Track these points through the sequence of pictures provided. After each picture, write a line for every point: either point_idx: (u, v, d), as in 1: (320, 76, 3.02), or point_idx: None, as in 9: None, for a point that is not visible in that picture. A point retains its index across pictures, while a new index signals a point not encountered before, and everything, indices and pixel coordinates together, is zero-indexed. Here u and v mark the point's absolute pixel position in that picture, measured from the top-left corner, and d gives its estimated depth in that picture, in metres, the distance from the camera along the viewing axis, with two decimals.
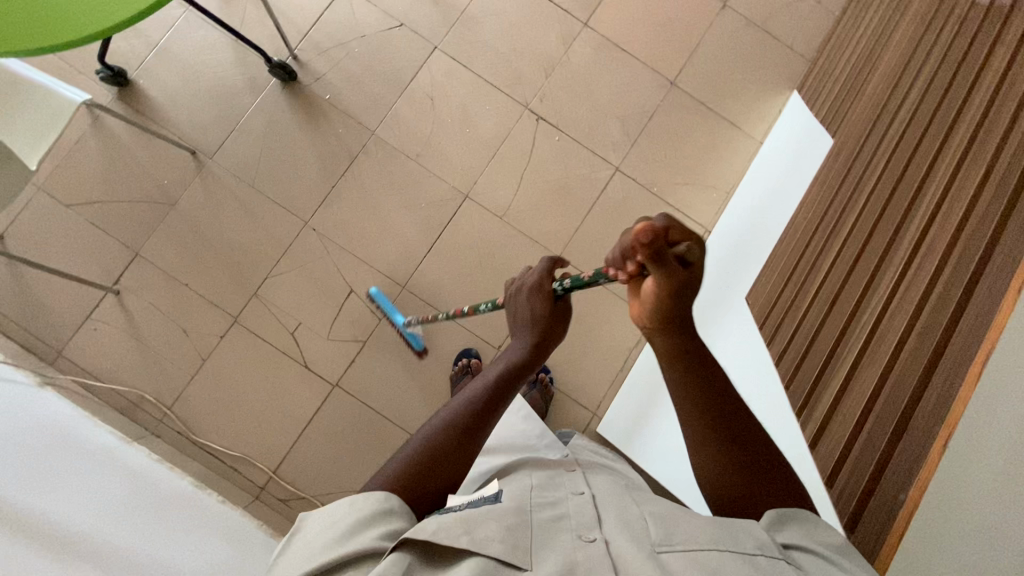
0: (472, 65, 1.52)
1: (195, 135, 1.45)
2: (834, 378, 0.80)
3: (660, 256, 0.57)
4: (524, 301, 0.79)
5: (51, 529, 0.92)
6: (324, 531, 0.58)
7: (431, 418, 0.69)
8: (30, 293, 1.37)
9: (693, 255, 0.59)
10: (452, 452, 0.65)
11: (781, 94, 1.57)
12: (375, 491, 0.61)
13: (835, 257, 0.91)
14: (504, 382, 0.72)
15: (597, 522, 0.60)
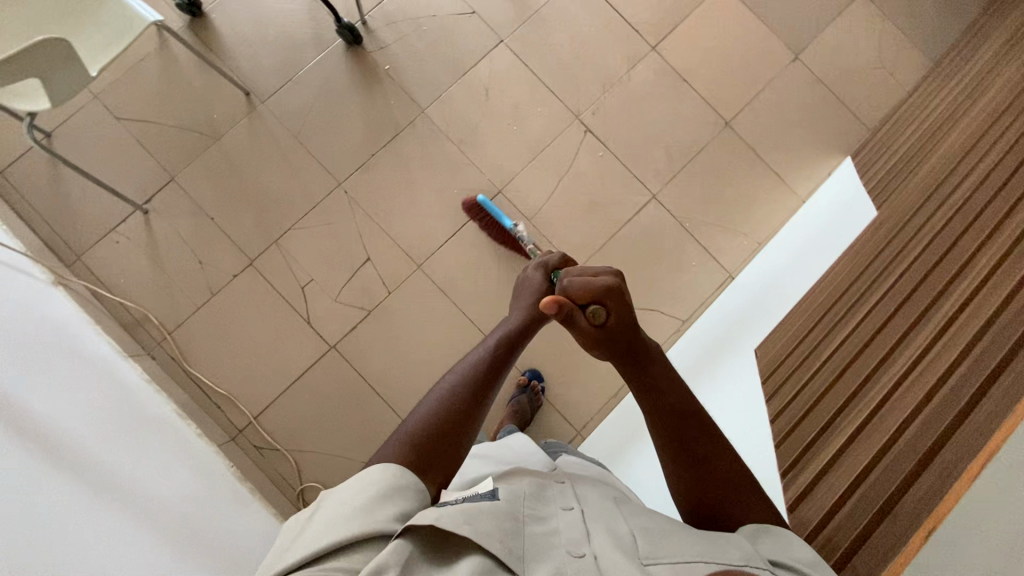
0: (534, 65, 1.53)
1: (253, 76, 1.47)
2: (825, 449, 0.78)
3: (570, 317, 0.67)
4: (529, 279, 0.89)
5: (27, 422, 0.96)
6: (339, 509, 0.58)
7: (441, 380, 0.75)
8: (64, 195, 1.40)
9: (601, 317, 0.68)
10: (458, 420, 0.69)
11: (833, 157, 1.55)
12: (385, 468, 0.63)
13: (851, 328, 0.89)
14: (503, 355, 0.78)
15: (585, 533, 0.63)
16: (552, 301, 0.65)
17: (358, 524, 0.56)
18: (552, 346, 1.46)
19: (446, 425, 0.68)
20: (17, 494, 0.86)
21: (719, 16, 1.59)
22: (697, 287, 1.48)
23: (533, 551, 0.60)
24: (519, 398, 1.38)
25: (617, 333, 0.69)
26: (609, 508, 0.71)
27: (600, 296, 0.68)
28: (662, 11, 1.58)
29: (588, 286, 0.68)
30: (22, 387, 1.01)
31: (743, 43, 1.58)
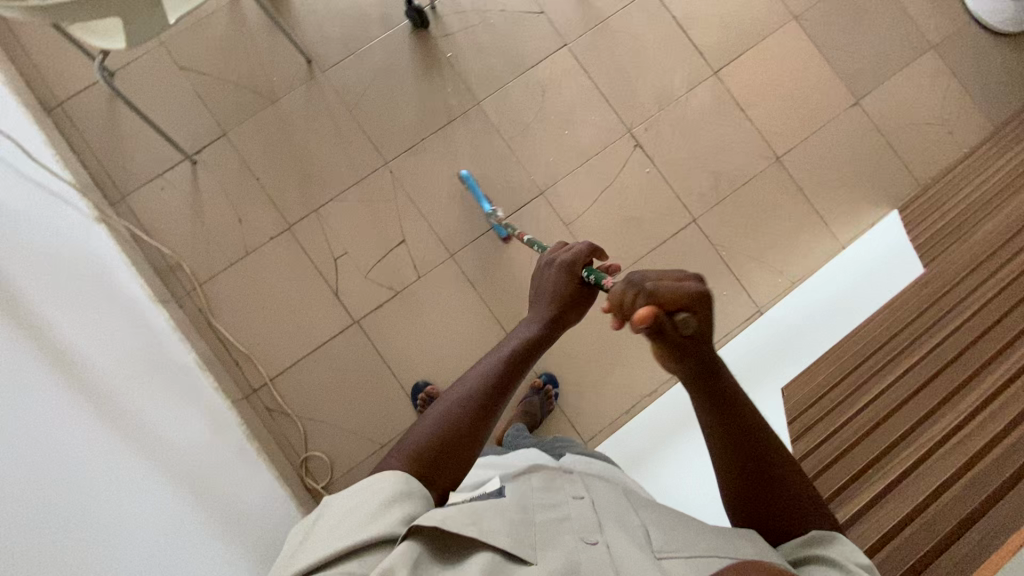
0: (594, 74, 1.53)
1: (317, 45, 1.48)
2: (854, 499, 0.76)
3: (658, 327, 0.59)
4: (551, 275, 0.84)
5: (53, 346, 0.99)
6: (341, 516, 0.57)
7: (448, 392, 0.70)
8: (117, 133, 1.42)
9: (689, 325, 0.60)
10: (468, 433, 0.66)
11: (880, 208, 1.53)
12: (388, 473, 0.60)
13: (894, 378, 0.86)
14: (518, 363, 0.74)
15: (596, 523, 0.66)
16: (646, 314, 0.57)
17: (361, 531, 0.55)
18: (571, 354, 1.46)
19: (455, 438, 0.65)
20: (47, 422, 0.89)
21: (785, 51, 1.58)
22: (725, 317, 1.47)
23: (546, 535, 0.63)
24: (530, 399, 1.38)
25: (698, 340, 0.63)
26: (620, 504, 0.73)
27: (689, 301, 0.60)
28: (730, 37, 1.57)
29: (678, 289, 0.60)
30: (62, 320, 1.04)
31: (806, 80, 1.57)
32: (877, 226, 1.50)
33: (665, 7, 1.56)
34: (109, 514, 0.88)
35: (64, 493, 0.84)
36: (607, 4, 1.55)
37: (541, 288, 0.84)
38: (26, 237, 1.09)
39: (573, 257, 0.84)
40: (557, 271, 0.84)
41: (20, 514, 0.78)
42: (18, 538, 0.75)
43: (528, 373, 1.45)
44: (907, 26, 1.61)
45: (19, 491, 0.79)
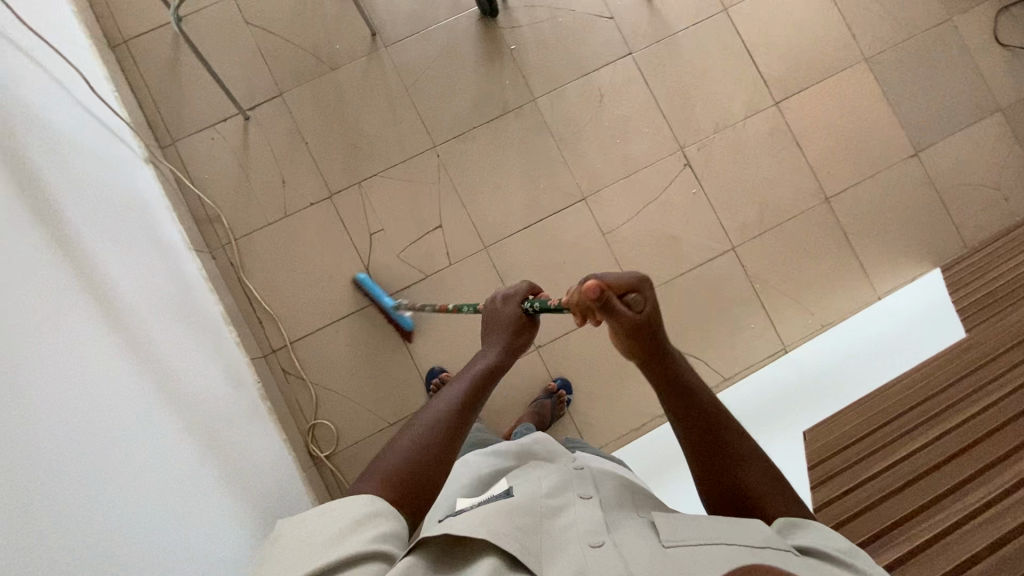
0: (654, 87, 1.51)
1: (384, 19, 1.47)
2: (876, 556, 0.74)
3: (606, 302, 0.69)
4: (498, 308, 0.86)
5: (96, 274, 1.00)
6: (321, 534, 0.54)
7: (413, 421, 0.67)
8: (176, 79, 1.43)
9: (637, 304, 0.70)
10: (440, 453, 0.64)
11: (922, 264, 1.51)
12: (364, 494, 0.59)
13: (934, 440, 0.83)
14: (480, 386, 0.74)
15: (603, 524, 0.64)
16: (592, 283, 0.68)
17: (346, 545, 0.52)
18: (590, 363, 1.45)
19: (427, 463, 0.63)
20: (91, 358, 0.89)
21: (851, 91, 1.55)
22: (749, 349, 1.46)
23: (551, 542, 0.62)
24: (542, 401, 1.38)
25: (647, 325, 0.71)
26: (628, 506, 0.72)
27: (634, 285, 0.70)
28: (797, 70, 1.54)
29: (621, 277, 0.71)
30: (108, 259, 1.05)
31: (867, 124, 1.55)
32: (917, 282, 1.48)
33: (736, 29, 1.54)
34: (140, 457, 0.89)
35: (104, 430, 0.84)
36: (678, 19, 1.53)
37: (491, 320, 0.86)
38: (83, 171, 1.09)
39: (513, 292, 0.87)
40: (502, 304, 0.86)
41: (68, 444, 0.78)
42: (66, 468, 0.76)
43: (544, 375, 1.44)
44: (979, 84, 1.57)
45: (68, 422, 0.79)
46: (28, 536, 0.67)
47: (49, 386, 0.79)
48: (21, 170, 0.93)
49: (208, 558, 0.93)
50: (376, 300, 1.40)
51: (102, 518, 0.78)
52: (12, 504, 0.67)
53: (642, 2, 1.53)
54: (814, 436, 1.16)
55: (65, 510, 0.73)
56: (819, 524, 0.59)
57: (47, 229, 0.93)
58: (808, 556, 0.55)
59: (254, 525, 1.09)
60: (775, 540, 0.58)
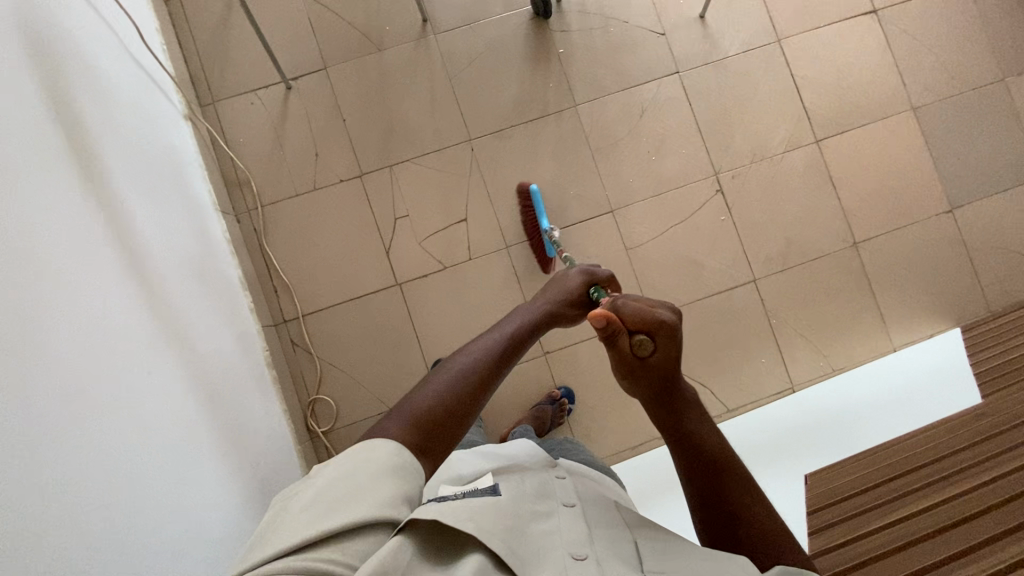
0: (697, 109, 1.50)
1: (437, 5, 1.47)
2: None
3: (613, 335, 0.68)
4: (565, 280, 0.89)
5: (126, 224, 1.00)
6: (333, 491, 0.53)
7: (456, 356, 0.70)
8: (224, 39, 1.44)
9: (643, 348, 0.68)
10: (468, 400, 0.66)
11: (941, 321, 1.49)
12: (384, 441, 0.59)
13: (937, 502, 0.82)
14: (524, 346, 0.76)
15: (585, 537, 0.65)
16: (602, 314, 0.66)
17: (359, 509, 0.52)
18: (596, 375, 1.44)
19: (452, 406, 0.64)
20: (114, 311, 0.90)
21: (894, 139, 1.53)
22: (755, 384, 1.45)
23: (534, 548, 0.62)
24: (543, 406, 1.38)
25: (653, 368, 0.69)
26: (611, 521, 0.72)
27: (652, 329, 0.67)
28: (843, 111, 1.53)
29: (640, 313, 0.67)
30: (141, 212, 1.06)
31: (906, 174, 1.53)
32: (933, 339, 1.47)
33: (786, 62, 1.53)
34: (148, 414, 0.90)
35: (114, 379, 0.85)
36: (730, 44, 1.52)
37: (556, 286, 0.89)
38: (126, 122, 1.10)
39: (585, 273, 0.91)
40: (572, 278, 0.90)
41: (84, 395, 0.79)
42: (80, 419, 0.77)
43: (548, 381, 1.44)
44: None
45: (88, 372, 0.80)
46: (39, 482, 0.68)
47: (71, 335, 0.80)
48: (70, 117, 0.94)
49: (203, 521, 0.95)
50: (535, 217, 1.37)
51: (109, 471, 0.78)
52: (26, 451, 0.68)
53: (696, 23, 1.52)
54: (814, 485, 1.16)
55: (75, 459, 0.74)
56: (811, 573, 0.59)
57: (88, 178, 0.94)
58: None
59: (248, 493, 1.10)
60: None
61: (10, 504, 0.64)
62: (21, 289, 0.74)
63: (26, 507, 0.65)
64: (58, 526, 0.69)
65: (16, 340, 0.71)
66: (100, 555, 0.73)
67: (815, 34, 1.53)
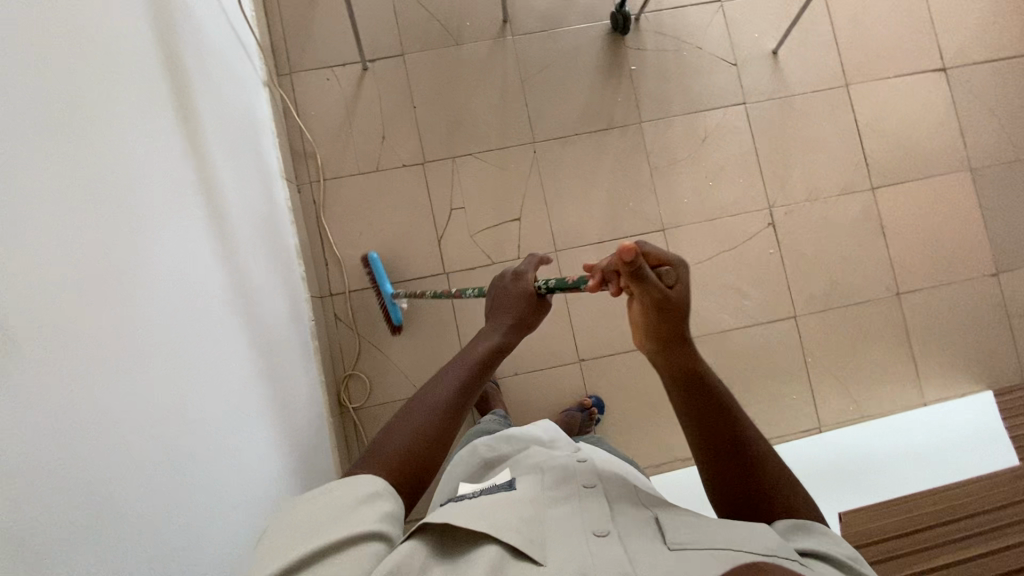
0: (759, 141, 1.52)
1: (518, 9, 1.50)
2: None
3: (638, 273, 0.64)
4: (507, 284, 0.86)
5: (213, 180, 1.03)
6: (318, 515, 0.55)
7: (411, 403, 0.69)
8: (310, 14, 1.47)
9: (669, 276, 0.66)
10: (436, 440, 0.65)
11: (976, 383, 1.49)
12: (362, 476, 0.60)
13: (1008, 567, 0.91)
14: (484, 365, 0.75)
15: (608, 514, 0.66)
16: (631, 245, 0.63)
17: (346, 526, 0.53)
18: (626, 388, 1.46)
19: (423, 453, 0.64)
20: (196, 259, 0.92)
21: (948, 196, 1.54)
22: (784, 419, 1.46)
23: (555, 529, 0.63)
24: (573, 411, 1.39)
25: (675, 307, 0.68)
26: (631, 496, 0.72)
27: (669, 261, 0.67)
28: (901, 162, 1.54)
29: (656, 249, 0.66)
30: (224, 167, 1.08)
31: (956, 232, 1.54)
32: (965, 399, 1.47)
33: (852, 107, 1.55)
34: (217, 365, 0.92)
35: (194, 327, 0.87)
36: (800, 83, 1.54)
37: (500, 296, 0.87)
38: (220, 82, 1.13)
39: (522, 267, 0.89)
40: (509, 280, 0.87)
41: (173, 337, 0.81)
42: (168, 359, 0.79)
43: (579, 389, 1.45)
44: None
45: (176, 318, 0.83)
46: (135, 419, 0.70)
47: (166, 281, 0.82)
48: (177, 70, 0.97)
49: (254, 476, 0.97)
50: (377, 285, 1.39)
51: (185, 414, 0.80)
52: (131, 383, 0.70)
53: (768, 58, 1.54)
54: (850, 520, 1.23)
55: (162, 397, 0.76)
56: (823, 526, 0.60)
57: (185, 129, 0.96)
58: (811, 563, 0.54)
59: (289, 459, 1.11)
60: (780, 546, 0.57)
61: (115, 429, 0.66)
62: (134, 228, 0.77)
63: (124, 443, 0.67)
64: (146, 457, 0.71)
65: (124, 275, 0.73)
66: (174, 491, 0.75)
67: (883, 84, 1.56)
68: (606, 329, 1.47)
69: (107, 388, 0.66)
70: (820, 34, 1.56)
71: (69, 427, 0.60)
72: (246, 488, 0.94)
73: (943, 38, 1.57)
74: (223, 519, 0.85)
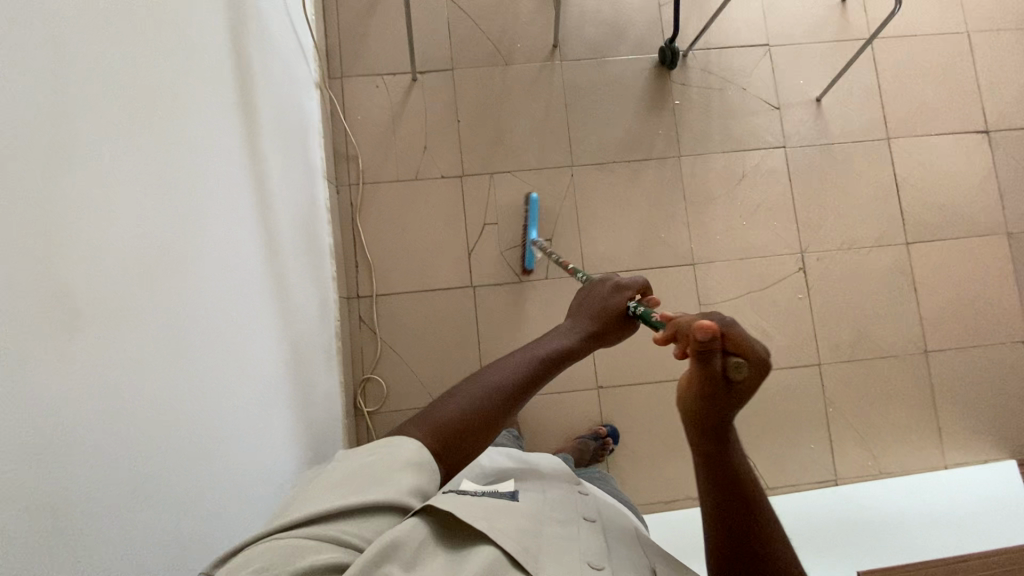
0: (795, 186, 1.53)
1: (569, 35, 1.53)
2: None
3: (705, 357, 0.53)
4: (602, 294, 0.88)
5: (265, 170, 1.05)
6: (355, 472, 0.57)
7: (477, 376, 0.71)
8: (366, 22, 1.51)
9: (736, 374, 0.53)
10: (485, 420, 0.67)
11: (999, 450, 1.46)
12: (406, 439, 0.61)
13: None
14: (550, 364, 0.77)
15: (603, 551, 0.65)
16: (708, 326, 0.51)
17: (372, 491, 0.54)
18: (643, 419, 1.44)
19: (472, 423, 0.65)
20: (239, 243, 0.93)
21: (983, 259, 1.53)
22: (800, 468, 1.43)
23: (552, 552, 0.62)
24: (587, 440, 1.37)
25: (734, 400, 0.56)
26: (628, 542, 0.70)
27: (752, 356, 0.53)
28: (938, 220, 1.54)
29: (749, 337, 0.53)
30: (274, 159, 1.10)
31: (988, 295, 1.52)
32: (986, 466, 1.44)
33: (892, 161, 1.55)
34: (250, 353, 0.93)
35: (233, 314, 0.88)
36: (841, 132, 1.55)
37: (590, 299, 0.89)
38: (279, 78, 1.17)
39: (627, 285, 0.88)
40: (609, 290, 0.88)
41: (214, 321, 0.82)
42: (208, 344, 0.80)
43: (594, 416, 1.44)
44: None
45: (219, 303, 0.84)
46: (168, 393, 0.70)
47: (213, 266, 0.84)
48: (242, 64, 1.01)
49: (266, 470, 0.95)
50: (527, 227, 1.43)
51: (217, 399, 0.81)
52: (174, 363, 0.72)
53: (811, 105, 1.55)
54: None
55: (199, 381, 0.77)
56: None
57: (243, 118, 0.99)
58: None
59: (304, 455, 1.11)
60: None
61: (158, 407, 0.67)
62: (191, 212, 0.79)
63: (160, 416, 0.68)
64: (180, 440, 0.71)
65: (178, 258, 0.75)
66: (202, 475, 0.75)
67: (924, 140, 1.56)
68: (626, 357, 1.46)
69: (156, 364, 0.68)
70: (866, 86, 1.57)
71: (121, 401, 0.61)
72: (265, 482, 0.94)
73: (988, 101, 1.57)
74: (242, 510, 0.85)
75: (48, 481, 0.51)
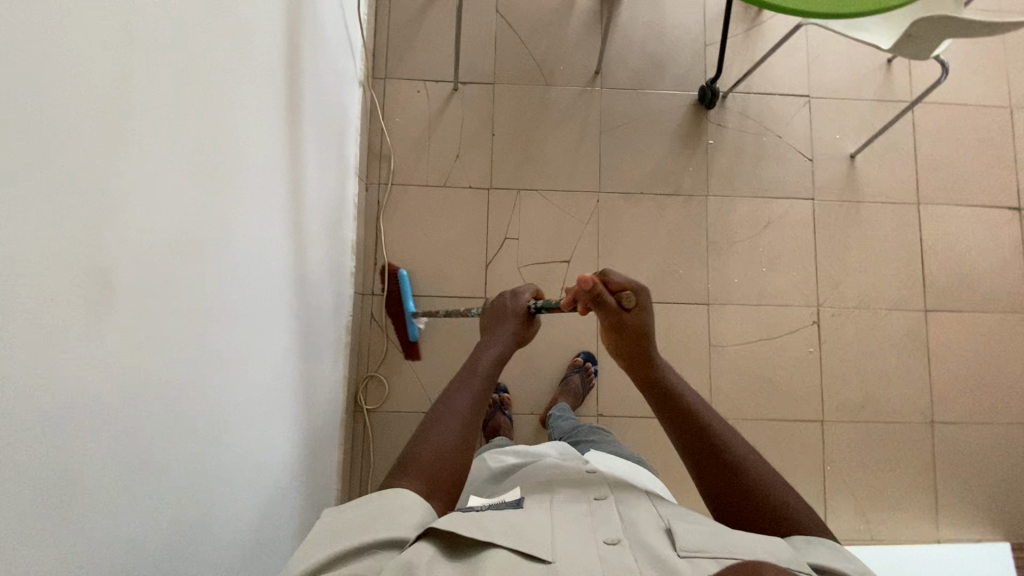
0: (819, 239, 1.52)
1: (613, 63, 1.55)
2: None
3: (599, 296, 0.88)
4: (510, 304, 0.95)
5: (303, 160, 1.08)
6: (351, 522, 0.59)
7: (433, 412, 0.74)
8: (415, 26, 1.54)
9: (625, 300, 0.89)
10: (461, 449, 0.70)
11: (995, 531, 1.44)
12: (396, 488, 0.63)
13: None
14: (492, 375, 0.82)
15: (616, 520, 0.65)
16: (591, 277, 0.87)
17: (367, 534, 0.57)
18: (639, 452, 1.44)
19: (448, 456, 0.69)
20: (269, 230, 0.95)
21: (1000, 335, 1.51)
22: None
23: (567, 534, 0.62)
24: (570, 376, 1.42)
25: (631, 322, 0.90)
26: (637, 497, 0.71)
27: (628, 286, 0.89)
28: (959, 290, 1.52)
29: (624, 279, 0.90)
30: (312, 151, 1.13)
31: (1002, 373, 1.50)
32: (979, 545, 1.41)
33: (919, 226, 1.54)
34: (265, 340, 0.95)
35: (257, 300, 0.91)
36: (872, 192, 1.54)
37: (501, 311, 0.95)
38: (326, 74, 1.20)
39: (518, 291, 0.98)
40: (511, 301, 0.96)
41: (237, 304, 0.85)
42: (229, 325, 0.83)
43: None
44: None
45: (245, 285, 0.87)
46: (189, 369, 0.72)
47: (244, 251, 0.86)
48: (293, 57, 1.04)
49: (266, 457, 0.96)
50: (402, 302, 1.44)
51: (230, 384, 0.84)
52: (196, 341, 0.74)
53: (845, 160, 1.55)
54: None
55: (217, 362, 0.80)
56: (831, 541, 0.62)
57: (288, 109, 1.02)
58: None
59: (303, 445, 1.12)
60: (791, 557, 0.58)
61: (177, 382, 0.70)
62: (230, 198, 0.82)
63: (178, 390, 0.70)
64: (194, 418, 0.74)
65: (212, 241, 0.77)
66: (209, 453, 0.78)
67: (954, 210, 1.55)
68: (630, 388, 1.46)
69: (180, 340, 0.70)
70: (902, 148, 1.56)
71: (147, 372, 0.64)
72: (265, 467, 0.95)
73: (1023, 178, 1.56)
74: (242, 493, 0.87)
75: (66, 445, 0.53)
